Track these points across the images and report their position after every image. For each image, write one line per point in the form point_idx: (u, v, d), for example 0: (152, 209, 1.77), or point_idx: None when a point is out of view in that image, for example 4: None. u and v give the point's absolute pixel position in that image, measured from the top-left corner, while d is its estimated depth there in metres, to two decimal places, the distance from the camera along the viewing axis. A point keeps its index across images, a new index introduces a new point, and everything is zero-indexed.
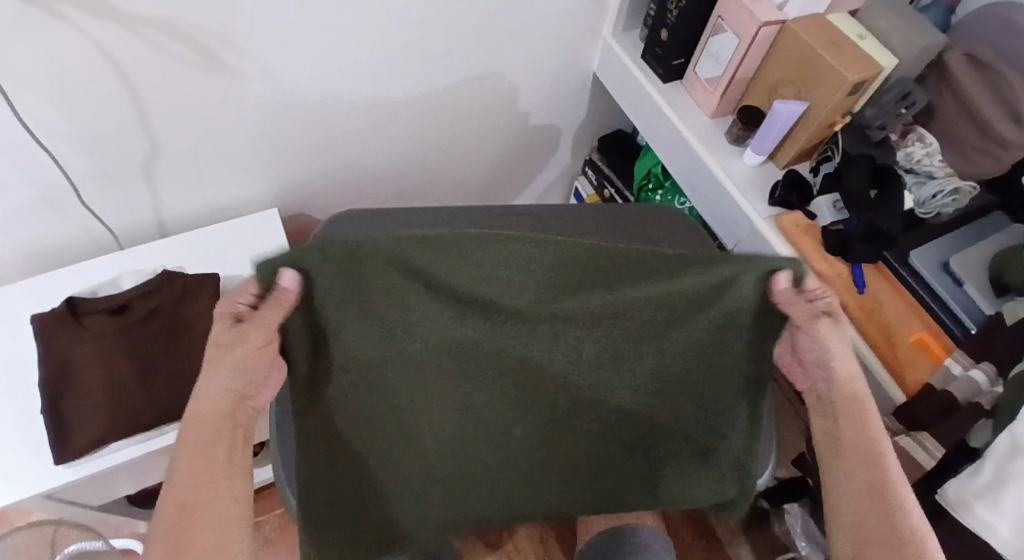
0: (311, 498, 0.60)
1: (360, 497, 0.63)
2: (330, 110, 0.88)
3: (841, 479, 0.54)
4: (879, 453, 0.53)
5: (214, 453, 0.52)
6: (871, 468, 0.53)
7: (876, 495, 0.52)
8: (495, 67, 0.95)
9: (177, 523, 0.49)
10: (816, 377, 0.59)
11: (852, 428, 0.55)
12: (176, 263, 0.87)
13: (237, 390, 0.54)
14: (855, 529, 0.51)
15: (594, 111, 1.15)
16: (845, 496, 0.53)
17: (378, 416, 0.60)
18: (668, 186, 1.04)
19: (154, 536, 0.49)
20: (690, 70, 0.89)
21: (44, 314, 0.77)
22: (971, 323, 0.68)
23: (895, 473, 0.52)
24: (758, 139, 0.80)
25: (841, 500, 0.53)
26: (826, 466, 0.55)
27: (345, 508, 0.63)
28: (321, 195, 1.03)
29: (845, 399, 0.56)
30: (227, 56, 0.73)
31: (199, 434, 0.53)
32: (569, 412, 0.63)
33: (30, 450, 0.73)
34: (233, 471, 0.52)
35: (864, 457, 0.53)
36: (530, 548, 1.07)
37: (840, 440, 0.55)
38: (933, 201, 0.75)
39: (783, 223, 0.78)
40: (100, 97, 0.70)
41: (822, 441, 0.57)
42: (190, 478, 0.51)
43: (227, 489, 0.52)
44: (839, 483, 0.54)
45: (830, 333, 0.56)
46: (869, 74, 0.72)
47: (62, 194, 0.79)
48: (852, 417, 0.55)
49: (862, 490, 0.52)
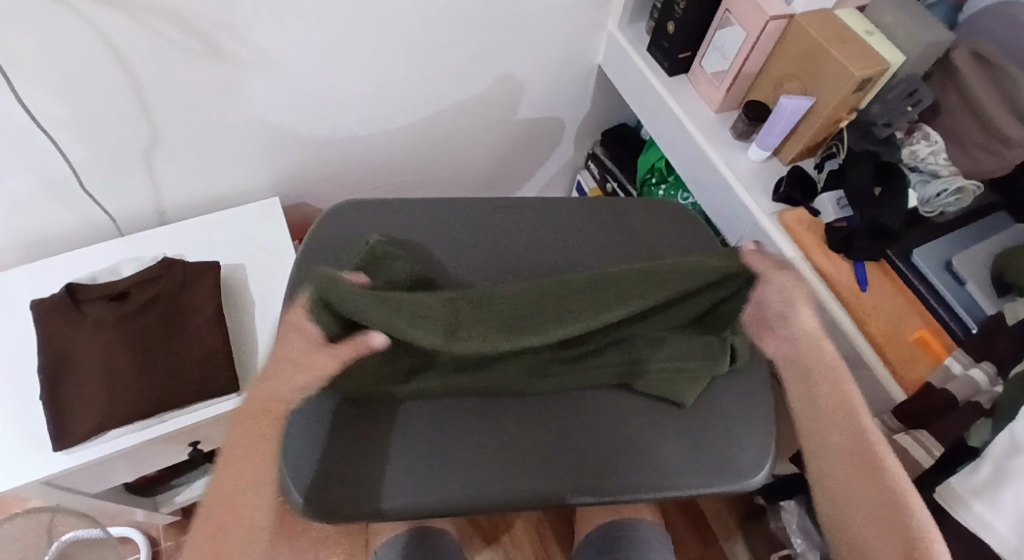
0: (348, 455, 0.63)
1: (353, 464, 0.62)
2: (335, 101, 0.88)
3: (823, 442, 0.61)
4: (851, 415, 0.61)
5: (256, 448, 0.58)
6: (844, 428, 0.61)
7: (862, 467, 0.59)
8: (499, 59, 0.94)
9: (217, 512, 0.55)
10: (780, 335, 0.66)
11: (826, 390, 0.63)
12: (176, 251, 0.87)
13: (276, 386, 0.60)
14: (839, 487, 0.59)
15: (598, 104, 1.14)
16: (823, 457, 0.61)
17: (418, 383, 0.64)
18: (671, 180, 1.03)
19: (200, 520, 0.55)
20: (695, 64, 0.88)
21: (45, 300, 0.77)
22: (972, 322, 0.68)
23: (870, 434, 0.60)
24: (763, 134, 0.80)
25: (822, 463, 0.61)
26: (808, 430, 0.63)
27: (352, 472, 0.62)
28: (324, 185, 1.03)
29: (821, 367, 0.64)
30: (231, 45, 0.73)
31: (244, 428, 0.59)
32: (574, 368, 0.66)
33: (28, 438, 0.73)
34: (265, 470, 0.57)
35: (847, 431, 0.61)
36: (526, 540, 1.08)
37: (814, 402, 0.63)
38: (937, 200, 0.74)
39: (785, 219, 0.77)
40: (104, 85, 0.70)
41: (800, 405, 0.64)
42: (234, 472, 0.57)
43: (260, 485, 0.57)
44: (825, 456, 0.61)
45: (794, 286, 0.65)
46: (875, 70, 0.71)
47: (62, 181, 0.79)
48: (824, 382, 0.63)
49: (839, 451, 0.60)
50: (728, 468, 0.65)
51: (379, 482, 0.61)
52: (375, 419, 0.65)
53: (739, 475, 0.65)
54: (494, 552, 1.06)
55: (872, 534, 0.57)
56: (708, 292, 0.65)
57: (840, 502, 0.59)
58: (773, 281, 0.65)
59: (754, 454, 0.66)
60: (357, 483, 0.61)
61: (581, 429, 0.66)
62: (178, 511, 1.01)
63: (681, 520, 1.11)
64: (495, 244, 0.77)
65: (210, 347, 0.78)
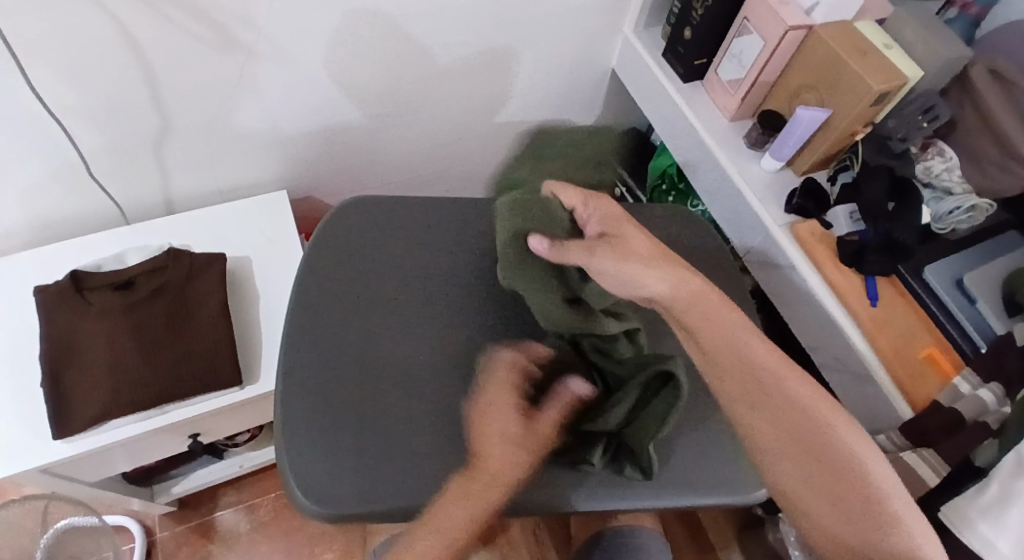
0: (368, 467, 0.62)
1: (357, 465, 0.62)
2: (347, 96, 0.87)
3: (723, 392, 0.59)
4: (742, 358, 0.59)
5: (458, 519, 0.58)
6: (739, 373, 0.59)
7: (758, 400, 0.57)
8: (514, 59, 0.93)
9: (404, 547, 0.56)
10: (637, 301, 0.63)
11: (708, 329, 0.61)
12: (182, 242, 0.86)
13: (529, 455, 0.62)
14: (757, 441, 0.57)
15: (610, 108, 1.14)
16: (731, 408, 0.59)
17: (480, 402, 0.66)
18: (681, 187, 1.03)
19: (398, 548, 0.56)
20: (710, 71, 0.88)
21: (48, 287, 0.77)
22: (982, 341, 0.67)
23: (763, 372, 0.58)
24: (777, 144, 0.79)
25: (734, 413, 0.58)
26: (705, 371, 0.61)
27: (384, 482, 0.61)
28: (333, 180, 1.02)
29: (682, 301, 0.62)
30: (246, 36, 0.72)
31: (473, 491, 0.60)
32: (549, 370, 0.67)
33: (27, 425, 0.72)
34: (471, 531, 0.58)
35: (740, 372, 0.59)
36: (523, 543, 1.08)
37: (703, 349, 0.61)
38: (949, 217, 0.74)
39: (799, 232, 0.77)
40: (117, 72, 0.69)
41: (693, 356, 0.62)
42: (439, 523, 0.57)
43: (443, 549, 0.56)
44: (730, 406, 0.59)
45: (621, 254, 0.63)
46: (893, 84, 0.71)
47: (68, 166, 0.78)
48: (706, 318, 0.61)
49: (741, 397, 0.58)
50: (733, 482, 0.65)
51: (383, 484, 0.61)
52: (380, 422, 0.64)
53: (742, 490, 0.64)
54: (491, 553, 1.06)
55: (788, 467, 0.55)
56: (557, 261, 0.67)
57: (763, 448, 0.57)
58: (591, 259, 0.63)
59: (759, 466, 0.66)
60: (381, 490, 0.61)
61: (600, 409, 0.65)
62: (175, 503, 1.00)
63: (679, 527, 1.11)
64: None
65: (214, 339, 0.77)
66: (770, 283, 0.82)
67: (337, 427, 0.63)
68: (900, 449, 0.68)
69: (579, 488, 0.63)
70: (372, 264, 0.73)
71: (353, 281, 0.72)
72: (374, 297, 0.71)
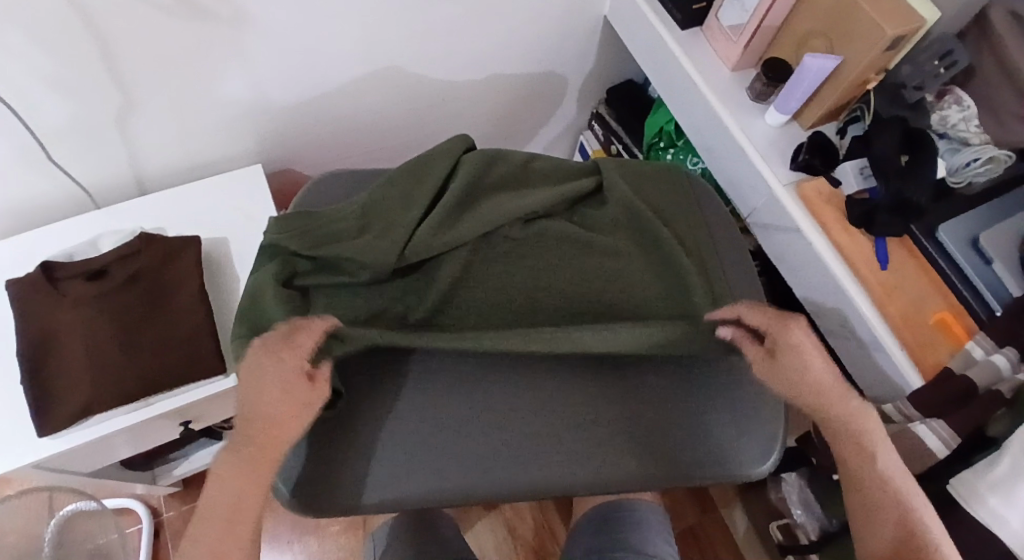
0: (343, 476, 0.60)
1: (320, 454, 0.60)
2: (318, 61, 0.82)
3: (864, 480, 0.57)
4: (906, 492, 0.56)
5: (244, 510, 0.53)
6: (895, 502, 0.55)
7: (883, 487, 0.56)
8: (498, 9, 0.86)
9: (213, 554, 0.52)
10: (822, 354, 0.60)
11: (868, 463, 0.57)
12: (156, 225, 0.82)
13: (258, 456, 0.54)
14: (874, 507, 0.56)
15: (603, 59, 1.07)
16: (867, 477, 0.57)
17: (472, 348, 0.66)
18: (680, 144, 0.97)
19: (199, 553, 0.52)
20: (710, 17, 0.81)
21: (21, 279, 0.74)
22: (997, 305, 0.63)
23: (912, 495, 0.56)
24: (783, 97, 0.74)
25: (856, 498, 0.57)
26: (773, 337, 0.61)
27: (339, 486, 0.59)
28: (312, 149, 0.97)
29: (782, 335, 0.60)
30: (205, 2, 0.66)
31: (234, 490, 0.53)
32: (512, 320, 0.67)
33: (12, 424, 0.70)
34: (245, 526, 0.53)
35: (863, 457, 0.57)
36: (527, 511, 1.08)
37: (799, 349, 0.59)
38: (966, 169, 0.68)
39: (804, 191, 0.73)
40: (72, 47, 0.64)
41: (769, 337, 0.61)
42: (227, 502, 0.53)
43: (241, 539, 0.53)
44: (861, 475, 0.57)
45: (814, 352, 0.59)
46: (910, 27, 0.64)
47: (28, 150, 0.73)
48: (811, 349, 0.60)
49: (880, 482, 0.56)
50: (725, 464, 0.63)
51: (358, 477, 0.60)
52: (342, 414, 0.62)
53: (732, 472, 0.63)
54: (494, 520, 1.07)
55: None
56: (552, 260, 0.70)
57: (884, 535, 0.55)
58: (785, 345, 0.60)
59: (756, 448, 0.64)
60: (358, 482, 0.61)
61: (565, 336, 0.67)
62: (177, 483, 1.01)
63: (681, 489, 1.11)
64: (491, 184, 0.71)
65: (197, 328, 0.75)
66: (773, 245, 0.78)
67: (326, 440, 0.61)
68: (909, 420, 0.64)
69: (581, 473, 0.61)
70: (341, 214, 0.68)
71: (310, 232, 0.66)
72: (336, 246, 0.65)
